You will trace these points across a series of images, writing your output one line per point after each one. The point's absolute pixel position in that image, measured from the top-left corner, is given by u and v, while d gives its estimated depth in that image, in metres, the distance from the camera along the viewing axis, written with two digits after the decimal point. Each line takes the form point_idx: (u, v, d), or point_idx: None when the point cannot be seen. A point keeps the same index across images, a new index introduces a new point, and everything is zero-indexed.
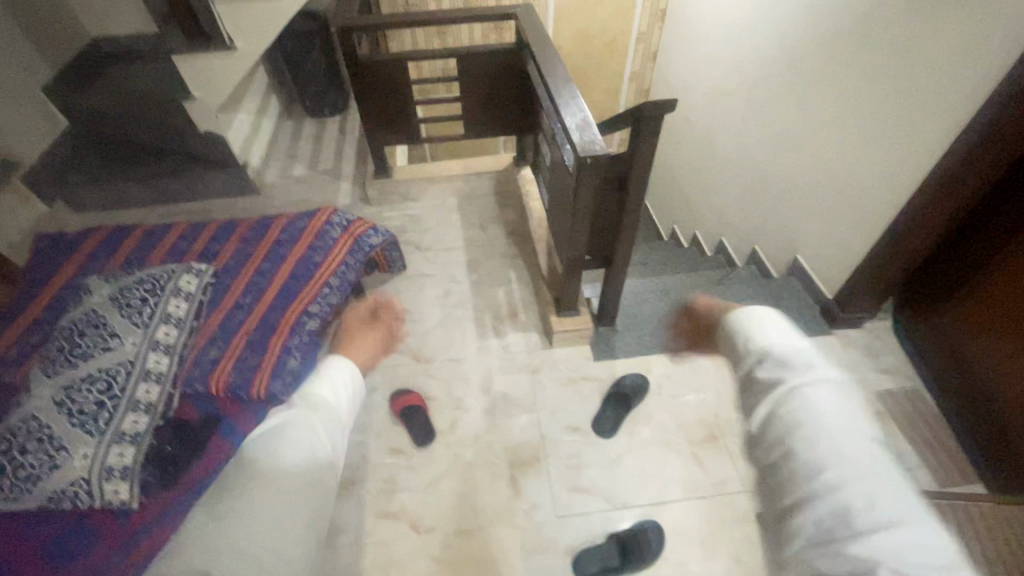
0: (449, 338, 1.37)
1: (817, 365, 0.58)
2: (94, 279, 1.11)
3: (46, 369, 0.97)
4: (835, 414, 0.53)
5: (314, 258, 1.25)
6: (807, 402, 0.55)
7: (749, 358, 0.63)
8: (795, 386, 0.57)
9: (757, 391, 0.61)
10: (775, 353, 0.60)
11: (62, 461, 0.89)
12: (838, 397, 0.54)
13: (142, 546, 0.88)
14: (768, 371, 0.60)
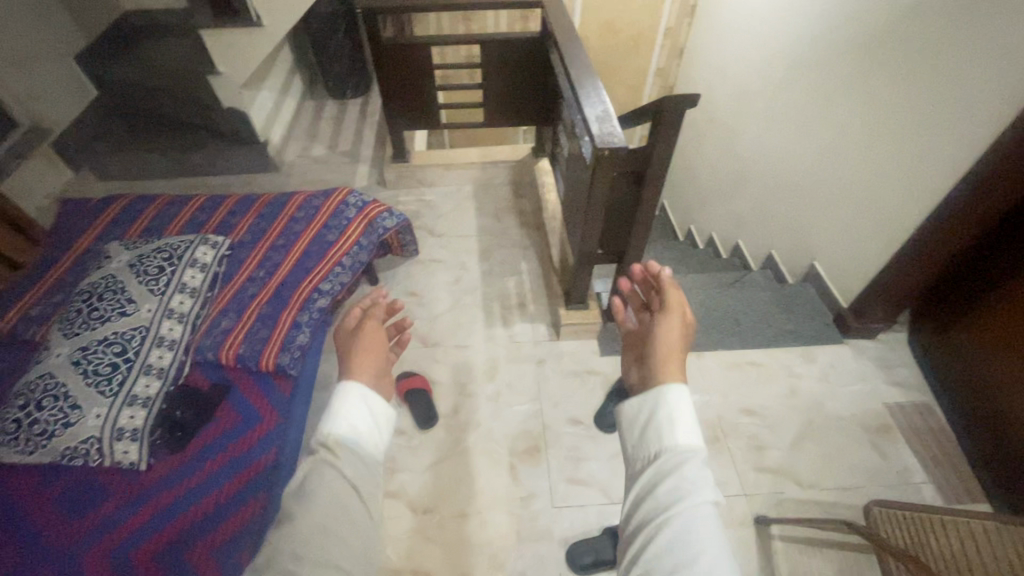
0: (456, 325, 1.37)
1: (691, 441, 0.61)
2: (114, 246, 1.14)
3: (64, 330, 1.00)
4: (696, 489, 0.56)
5: (327, 237, 1.26)
6: (673, 475, 0.58)
7: (634, 425, 0.66)
8: (669, 459, 0.60)
9: (639, 460, 0.64)
10: (656, 424, 0.63)
11: (75, 419, 0.92)
12: (701, 474, 0.58)
13: (147, 505, 0.91)
14: (647, 442, 0.63)
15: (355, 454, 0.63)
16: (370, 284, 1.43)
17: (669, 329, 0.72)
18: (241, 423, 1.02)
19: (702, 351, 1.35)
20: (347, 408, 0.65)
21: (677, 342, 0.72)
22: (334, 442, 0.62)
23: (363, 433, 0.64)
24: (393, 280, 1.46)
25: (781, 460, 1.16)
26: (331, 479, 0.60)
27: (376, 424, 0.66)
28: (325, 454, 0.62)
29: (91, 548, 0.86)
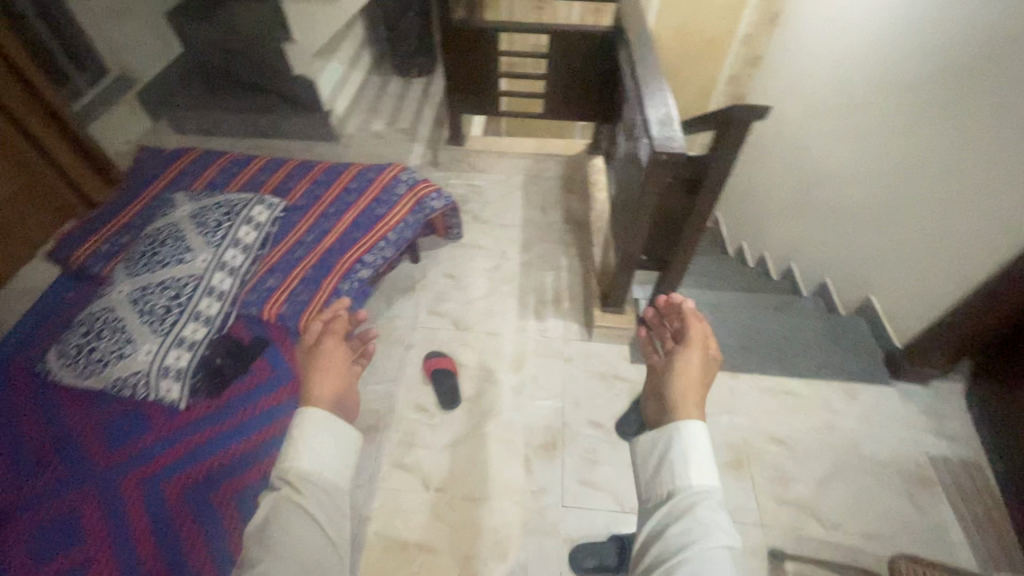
0: (489, 312, 1.38)
1: (707, 481, 0.61)
2: (180, 196, 1.21)
3: (128, 269, 1.07)
4: (710, 531, 0.56)
5: (376, 211, 1.29)
6: (687, 516, 0.58)
7: (648, 462, 0.66)
8: (683, 500, 0.60)
9: (654, 497, 0.64)
10: (672, 463, 0.63)
11: (128, 352, 0.99)
12: (714, 515, 0.58)
13: (182, 442, 0.97)
14: (662, 480, 0.64)
15: (322, 489, 0.64)
16: (411, 262, 1.46)
17: (688, 361, 0.74)
18: (275, 378, 1.07)
19: (737, 372, 1.30)
20: (304, 437, 0.66)
21: (698, 375, 0.73)
22: (297, 479, 0.63)
23: (327, 465, 0.66)
24: (434, 260, 1.48)
25: (806, 495, 1.11)
26: (293, 518, 0.60)
27: (339, 454, 0.67)
28: (286, 494, 0.62)
29: (129, 474, 0.93)
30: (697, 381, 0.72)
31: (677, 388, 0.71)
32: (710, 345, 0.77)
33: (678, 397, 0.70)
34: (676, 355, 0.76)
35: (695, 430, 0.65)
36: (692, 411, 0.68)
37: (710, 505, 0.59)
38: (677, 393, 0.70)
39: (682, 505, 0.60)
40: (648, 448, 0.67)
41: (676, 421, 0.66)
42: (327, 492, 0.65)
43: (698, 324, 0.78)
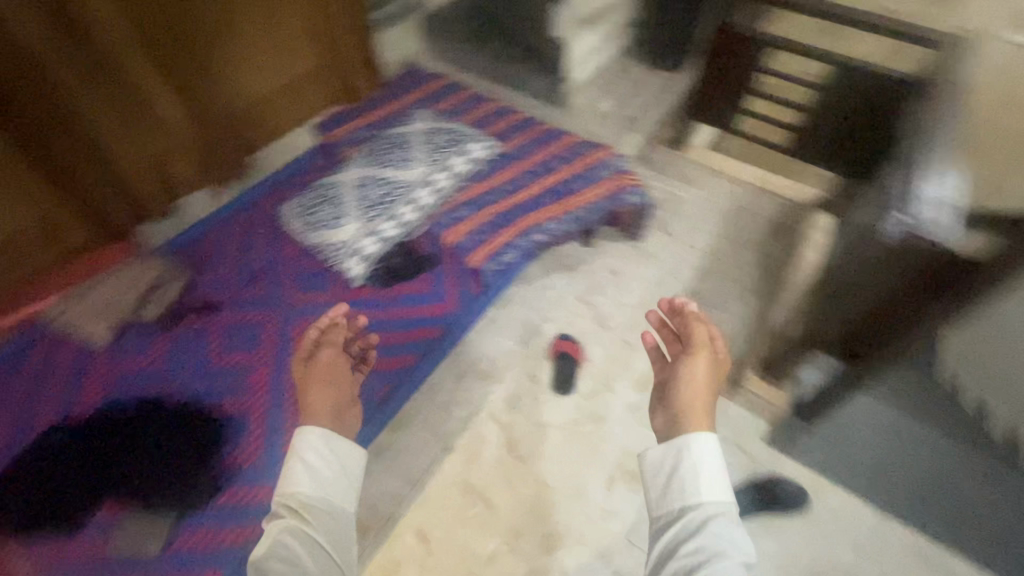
0: (636, 322, 1.33)
1: (719, 497, 0.71)
2: (423, 113, 1.37)
3: (363, 160, 1.27)
4: (727, 544, 0.66)
5: (574, 185, 1.30)
6: (703, 528, 0.69)
7: (660, 478, 0.76)
8: (698, 517, 0.70)
9: (666, 509, 0.74)
10: (685, 481, 0.73)
11: (337, 225, 1.18)
12: (729, 526, 0.68)
13: (346, 312, 1.15)
14: (675, 494, 0.73)
15: (323, 510, 0.77)
16: (582, 243, 1.46)
17: (696, 368, 0.83)
18: (430, 294, 1.20)
19: (886, 514, 1.09)
20: (304, 455, 0.81)
21: (708, 380, 0.82)
22: (299, 505, 0.76)
23: (325, 484, 0.79)
24: (604, 250, 1.46)
25: None
26: (293, 540, 0.72)
27: (335, 468, 0.81)
28: (290, 518, 0.74)
29: (304, 317, 1.13)
30: (705, 385, 0.82)
31: (687, 397, 0.81)
32: (718, 347, 0.85)
33: (688, 405, 0.80)
34: (680, 364, 0.85)
35: (706, 447, 0.75)
36: (701, 420, 0.78)
37: (720, 513, 0.70)
38: (688, 399, 0.80)
39: (694, 512, 0.71)
40: (657, 462, 0.77)
41: (688, 439, 0.76)
42: (328, 510, 0.77)
43: (699, 330, 0.86)
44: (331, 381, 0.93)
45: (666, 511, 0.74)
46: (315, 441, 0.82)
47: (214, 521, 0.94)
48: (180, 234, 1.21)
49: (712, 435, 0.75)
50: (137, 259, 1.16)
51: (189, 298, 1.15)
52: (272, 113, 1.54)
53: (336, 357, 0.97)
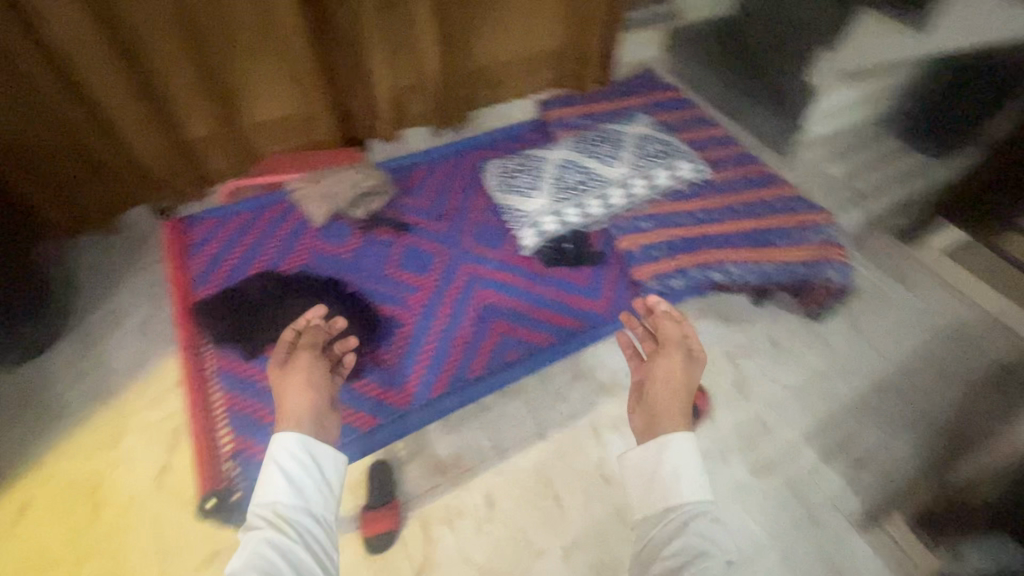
0: (778, 405, 1.20)
1: (696, 494, 0.78)
2: (644, 118, 1.37)
3: (573, 144, 1.31)
4: (708, 540, 0.73)
5: (772, 238, 1.21)
6: (687, 528, 0.75)
7: (644, 483, 0.82)
8: (683, 517, 0.76)
9: (649, 512, 0.80)
10: (667, 481, 0.80)
11: (528, 193, 1.24)
12: (710, 524, 0.75)
13: (508, 273, 1.25)
14: (659, 497, 0.80)
15: (302, 519, 0.77)
16: (751, 301, 1.35)
17: (670, 367, 0.91)
18: (585, 289, 1.24)
19: None
20: (281, 462, 0.81)
21: (683, 378, 0.90)
22: (276, 516, 0.76)
23: (304, 492, 0.80)
24: (772, 317, 1.33)
25: None
26: (273, 547, 0.72)
27: (315, 478, 0.82)
28: (267, 526, 0.74)
29: (472, 265, 1.25)
30: (682, 381, 0.90)
31: (664, 398, 0.88)
32: (692, 348, 0.94)
33: (665, 406, 0.87)
34: (655, 366, 0.93)
35: (683, 451, 0.81)
36: (677, 420, 0.85)
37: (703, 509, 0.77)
38: (667, 402, 0.88)
39: (680, 509, 0.77)
40: (639, 468, 0.84)
41: (666, 449, 0.82)
42: (308, 519, 0.77)
43: (671, 332, 0.97)
44: (301, 385, 0.91)
45: (648, 510, 0.80)
46: (291, 448, 0.83)
47: (350, 403, 1.13)
48: (402, 157, 1.38)
49: (687, 436, 0.82)
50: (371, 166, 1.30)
51: (391, 213, 1.31)
52: (500, 83, 1.70)
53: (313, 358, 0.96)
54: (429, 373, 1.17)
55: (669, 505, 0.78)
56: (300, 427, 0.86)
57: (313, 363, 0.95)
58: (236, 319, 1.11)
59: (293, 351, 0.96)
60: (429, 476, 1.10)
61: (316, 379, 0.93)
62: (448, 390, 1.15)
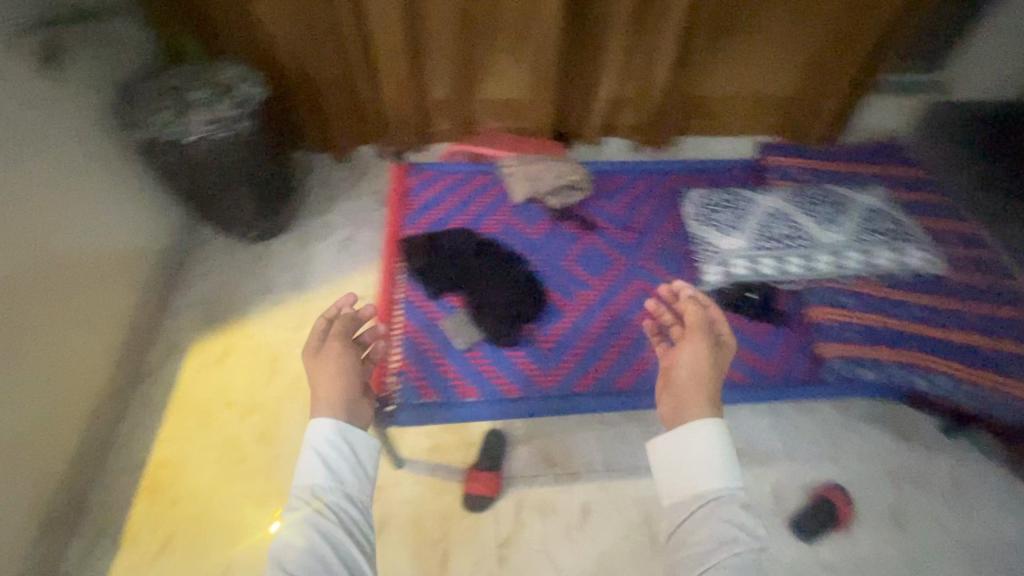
0: (940, 553, 1.02)
1: (726, 479, 0.75)
2: (877, 190, 1.27)
3: (788, 196, 1.25)
4: (742, 529, 0.70)
5: (999, 363, 1.04)
6: (717, 514, 0.72)
7: (669, 468, 0.79)
8: (713, 503, 0.74)
9: (675, 498, 0.77)
10: (694, 467, 0.77)
11: (726, 232, 1.20)
12: (736, 508, 0.73)
13: None
14: (685, 482, 0.77)
15: (339, 502, 0.77)
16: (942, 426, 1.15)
17: (697, 350, 0.88)
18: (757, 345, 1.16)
19: None
20: (318, 447, 0.80)
21: (711, 365, 0.87)
22: (313, 498, 0.76)
23: (340, 476, 0.79)
24: (966, 453, 1.12)
25: None
26: (313, 534, 0.72)
27: (351, 463, 0.81)
28: (305, 510, 0.74)
29: (647, 283, 1.24)
30: (711, 368, 0.87)
31: (685, 380, 0.85)
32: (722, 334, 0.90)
33: (687, 384, 0.85)
34: (684, 349, 0.90)
35: (705, 431, 0.78)
36: (701, 404, 0.82)
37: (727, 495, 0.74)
38: (695, 388, 0.84)
39: (705, 494, 0.75)
40: (660, 449, 0.81)
41: (686, 431, 0.79)
42: (347, 503, 0.78)
43: (701, 319, 0.91)
44: (329, 370, 0.88)
45: (670, 496, 0.78)
46: (325, 435, 0.81)
47: (492, 358, 1.16)
48: (607, 161, 1.41)
49: (714, 420, 0.79)
50: (578, 160, 1.35)
51: (581, 210, 1.35)
52: (716, 113, 1.66)
53: (343, 352, 0.91)
54: (574, 368, 1.18)
55: (695, 491, 0.76)
56: (330, 414, 0.84)
57: (342, 350, 0.91)
58: (428, 257, 1.18)
59: (323, 338, 0.91)
60: (535, 463, 1.13)
61: (346, 365, 0.90)
62: (590, 391, 1.15)
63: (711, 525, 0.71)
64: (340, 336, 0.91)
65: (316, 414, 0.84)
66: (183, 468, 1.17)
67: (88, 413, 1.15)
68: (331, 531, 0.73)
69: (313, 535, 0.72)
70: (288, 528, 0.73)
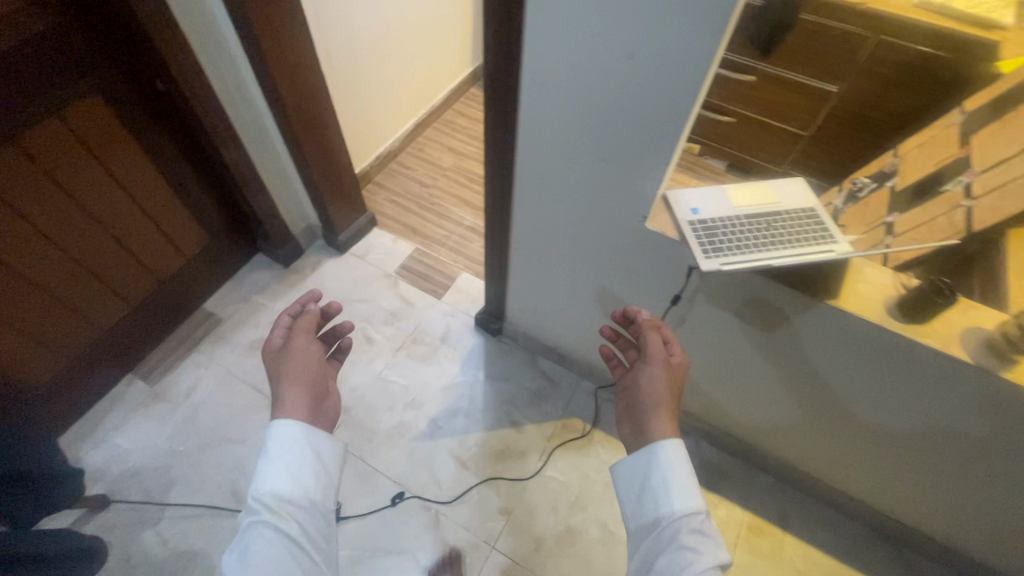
0: None
1: (692, 499, 0.76)
2: None
3: None
4: (709, 546, 0.71)
5: None
6: (681, 532, 0.73)
7: (636, 491, 0.80)
8: (678, 518, 0.74)
9: (642, 522, 0.77)
10: (655, 488, 0.77)
11: None
12: (701, 527, 0.73)
13: None
14: (648, 504, 0.77)
15: (298, 507, 0.81)
16: None
17: (654, 377, 0.83)
18: None
19: None
20: (280, 457, 0.82)
21: (669, 387, 0.83)
22: (272, 501, 0.79)
23: (298, 481, 0.82)
24: None
25: None
26: (270, 537, 0.77)
27: (311, 470, 0.84)
28: (265, 514, 0.78)
29: None
30: (671, 390, 0.84)
31: (649, 401, 0.82)
32: (676, 357, 0.84)
33: (649, 401, 0.83)
34: (641, 372, 0.86)
35: (678, 451, 0.78)
36: (666, 420, 0.81)
37: (699, 520, 0.74)
38: (648, 409, 0.83)
39: (676, 517, 0.74)
40: (633, 474, 0.80)
41: (662, 445, 0.79)
42: (306, 514, 0.81)
43: (661, 346, 0.84)
44: (299, 365, 0.91)
45: (644, 521, 0.77)
46: (284, 438, 0.83)
47: None
48: None
49: (675, 439, 0.80)
50: None
51: None
52: None
53: (311, 344, 0.95)
54: None
55: (665, 514, 0.75)
56: (297, 410, 0.87)
57: (309, 343, 0.95)
58: None
59: (289, 327, 0.95)
60: None
61: (317, 357, 0.95)
62: None
63: (686, 545, 0.71)
64: (307, 332, 0.95)
65: (290, 408, 0.86)
66: (773, 559, 1.08)
67: (842, 486, 1.09)
68: (288, 545, 0.77)
69: (270, 544, 0.76)
70: (253, 529, 0.77)
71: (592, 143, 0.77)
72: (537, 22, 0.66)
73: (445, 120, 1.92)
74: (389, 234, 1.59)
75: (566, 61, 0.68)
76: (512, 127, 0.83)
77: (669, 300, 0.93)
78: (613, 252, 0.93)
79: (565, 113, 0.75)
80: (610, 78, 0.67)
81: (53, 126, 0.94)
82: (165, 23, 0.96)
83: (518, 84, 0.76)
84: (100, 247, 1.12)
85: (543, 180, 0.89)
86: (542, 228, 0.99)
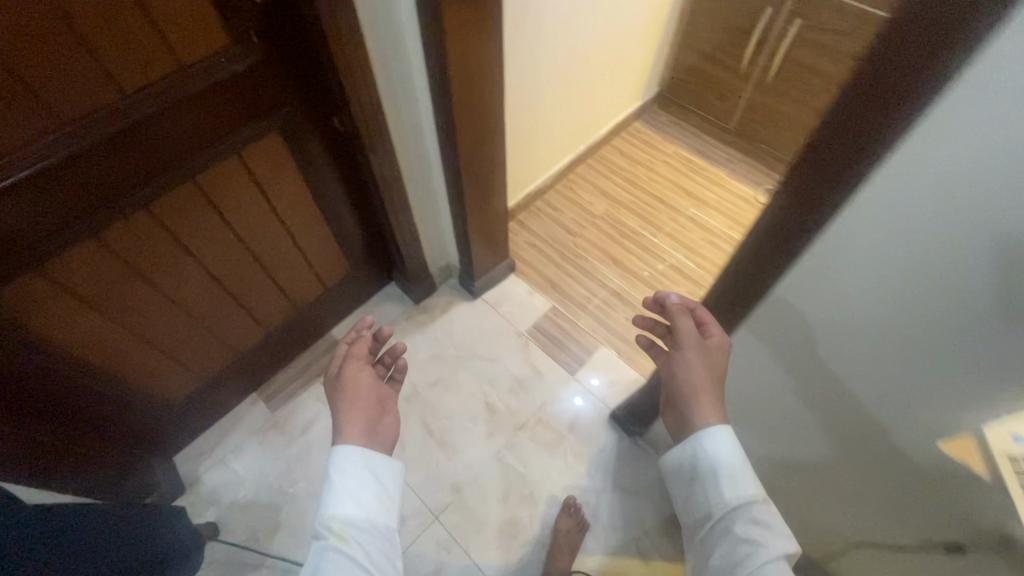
0: None
1: (746, 486, 0.64)
2: None
3: None
4: (771, 538, 0.60)
5: None
6: (736, 526, 0.63)
7: (684, 482, 0.70)
8: (728, 510, 0.64)
9: (698, 517, 0.68)
10: (699, 478, 0.68)
11: None
12: (754, 517, 0.62)
13: None
14: (698, 497, 0.68)
15: (364, 529, 0.68)
16: None
17: (691, 364, 0.71)
18: None
19: None
20: (346, 476, 0.69)
21: (709, 373, 0.70)
22: (339, 524, 0.66)
23: (363, 502, 0.69)
24: None
25: None
26: (344, 571, 0.63)
27: (378, 492, 0.71)
28: (332, 541, 0.65)
29: None
30: (713, 376, 0.71)
31: (689, 392, 0.71)
32: (713, 339, 0.72)
33: (690, 392, 0.71)
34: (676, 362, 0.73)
35: (725, 436, 0.67)
36: (710, 408, 0.68)
37: (755, 511, 0.63)
38: (689, 399, 0.71)
39: (728, 510, 0.64)
40: (682, 466, 0.70)
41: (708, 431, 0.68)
42: (374, 543, 0.67)
43: (695, 332, 0.71)
44: (357, 393, 0.77)
45: (697, 516, 0.68)
46: (348, 459, 0.70)
47: None
48: None
49: (721, 424, 0.68)
50: None
51: None
52: None
53: (364, 370, 0.80)
54: None
55: (717, 508, 0.66)
56: (353, 444, 0.72)
57: (361, 370, 0.80)
58: None
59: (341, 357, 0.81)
60: None
61: (370, 385, 0.80)
62: None
63: (741, 542, 0.62)
64: (359, 361, 0.81)
65: (351, 439, 0.72)
66: None
67: None
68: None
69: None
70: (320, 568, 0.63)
71: (899, 340, 0.55)
72: (891, 193, 0.45)
73: (602, 156, 1.73)
74: (527, 284, 1.45)
75: (916, 246, 0.47)
76: (764, 279, 0.63)
77: (936, 546, 0.68)
78: (861, 448, 0.70)
79: (872, 296, 0.54)
80: (992, 289, 0.44)
81: (231, 164, 0.88)
82: (356, 67, 0.86)
83: (803, 247, 0.55)
84: (251, 279, 1.07)
85: (787, 338, 0.68)
86: (762, 377, 0.78)
